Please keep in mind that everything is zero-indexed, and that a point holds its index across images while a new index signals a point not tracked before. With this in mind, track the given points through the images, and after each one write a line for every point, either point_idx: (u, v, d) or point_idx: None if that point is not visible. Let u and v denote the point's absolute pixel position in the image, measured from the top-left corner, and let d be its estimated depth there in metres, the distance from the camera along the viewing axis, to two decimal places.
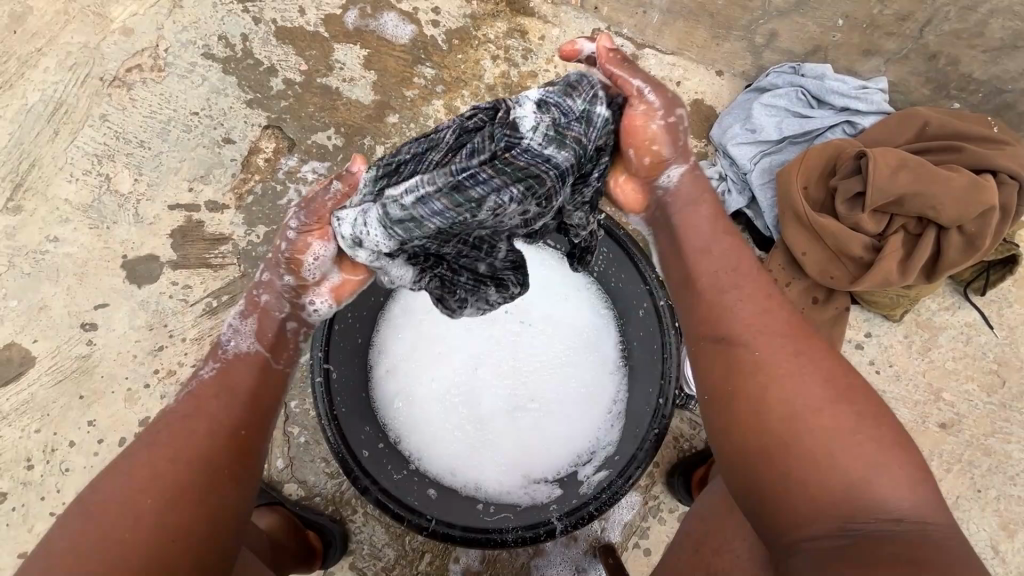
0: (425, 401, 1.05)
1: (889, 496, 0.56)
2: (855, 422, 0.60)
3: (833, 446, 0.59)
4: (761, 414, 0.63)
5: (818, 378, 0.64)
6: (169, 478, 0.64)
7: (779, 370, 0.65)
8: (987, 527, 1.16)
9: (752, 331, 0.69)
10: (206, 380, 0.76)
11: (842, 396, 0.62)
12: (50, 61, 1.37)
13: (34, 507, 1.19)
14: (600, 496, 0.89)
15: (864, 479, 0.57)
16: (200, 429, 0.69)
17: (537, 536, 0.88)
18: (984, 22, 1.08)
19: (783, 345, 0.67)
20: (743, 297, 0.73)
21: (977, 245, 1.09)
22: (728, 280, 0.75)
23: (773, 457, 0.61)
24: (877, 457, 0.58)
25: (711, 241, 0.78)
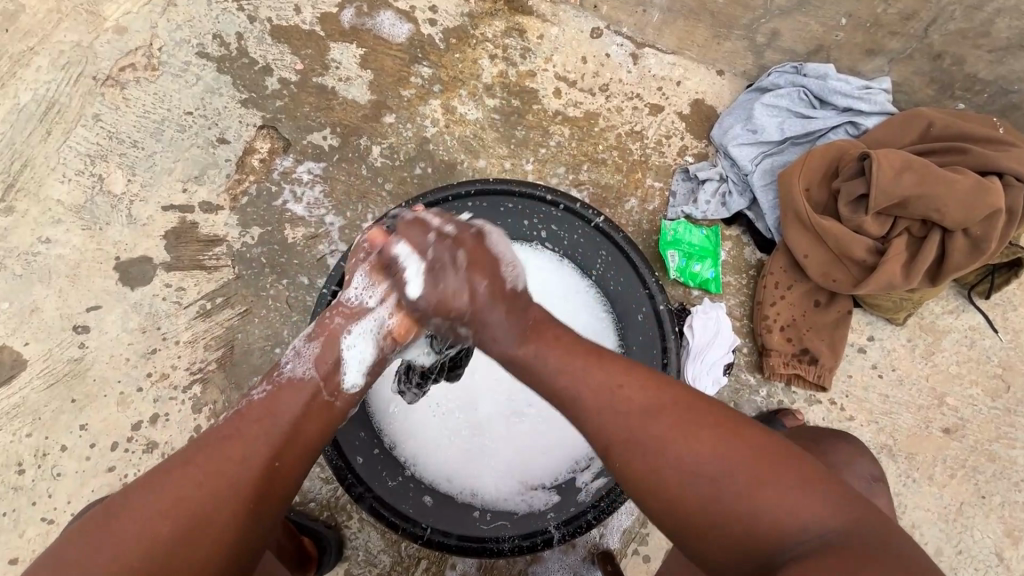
0: (420, 406, 1.01)
1: (794, 518, 0.59)
2: (738, 462, 0.63)
3: (733, 499, 0.62)
4: (667, 501, 0.65)
5: (689, 433, 0.65)
6: (193, 504, 0.65)
7: (653, 455, 0.66)
8: (991, 534, 1.14)
9: (616, 423, 0.69)
10: (256, 400, 0.74)
11: (713, 435, 0.65)
12: (43, 59, 1.35)
13: (25, 512, 1.17)
14: (598, 505, 0.95)
15: (769, 514, 0.60)
16: (236, 455, 0.69)
17: (534, 544, 0.93)
18: (990, 21, 1.06)
19: (648, 407, 0.68)
20: (592, 396, 0.71)
21: (983, 248, 1.07)
22: (585, 373, 0.72)
23: (695, 530, 0.63)
24: (769, 489, 0.61)
25: (562, 366, 0.74)
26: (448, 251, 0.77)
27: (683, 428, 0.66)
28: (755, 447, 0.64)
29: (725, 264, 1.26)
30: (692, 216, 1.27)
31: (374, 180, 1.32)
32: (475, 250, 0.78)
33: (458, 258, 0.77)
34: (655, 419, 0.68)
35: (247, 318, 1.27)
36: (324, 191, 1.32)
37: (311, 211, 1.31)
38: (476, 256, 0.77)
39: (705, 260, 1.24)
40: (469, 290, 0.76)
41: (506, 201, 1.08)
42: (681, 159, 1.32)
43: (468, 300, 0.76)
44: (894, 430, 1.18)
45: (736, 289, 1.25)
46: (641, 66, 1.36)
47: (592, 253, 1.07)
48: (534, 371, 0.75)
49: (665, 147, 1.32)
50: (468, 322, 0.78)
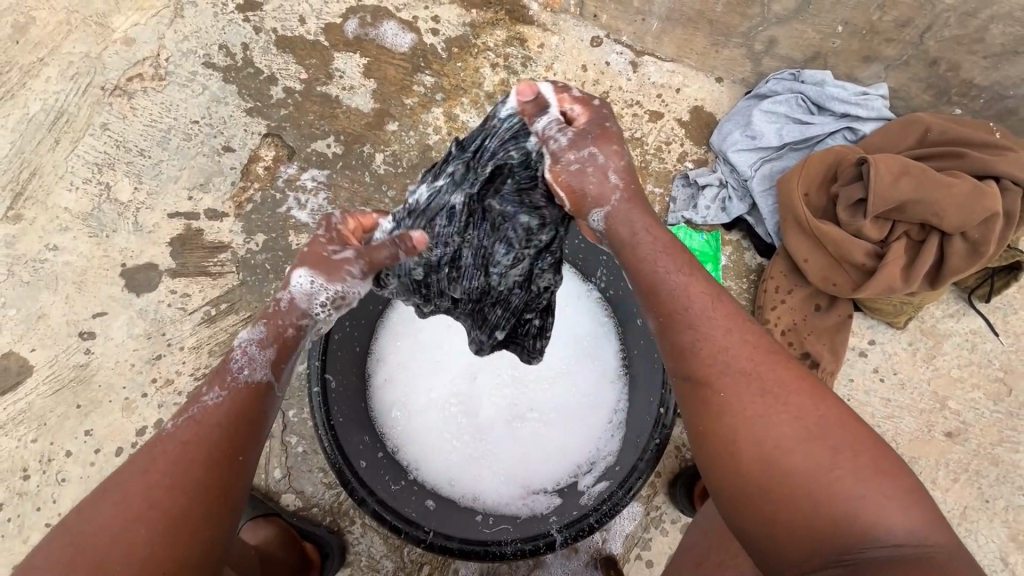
0: (424, 411, 1.04)
1: (893, 519, 0.53)
2: (846, 446, 0.57)
3: (825, 479, 0.56)
4: (746, 457, 0.60)
5: (801, 399, 0.61)
6: (160, 517, 0.57)
7: (747, 404, 0.61)
8: (996, 538, 1.14)
9: (727, 360, 0.64)
10: (208, 406, 0.63)
11: (824, 407, 0.60)
12: (52, 70, 1.38)
13: (29, 518, 1.18)
14: (600, 508, 0.88)
15: (861, 507, 0.54)
16: (197, 459, 0.60)
17: (536, 548, 0.87)
18: (985, 28, 1.08)
19: (750, 357, 0.64)
20: (709, 322, 0.65)
21: (982, 251, 1.07)
22: (703, 299, 0.67)
23: (765, 489, 0.58)
24: (874, 484, 0.55)
25: (687, 287, 0.67)
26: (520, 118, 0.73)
27: (797, 394, 0.61)
28: (871, 442, 0.58)
29: (725, 269, 1.27)
30: (692, 221, 1.28)
31: (377, 187, 1.34)
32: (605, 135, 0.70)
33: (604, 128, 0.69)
34: (770, 369, 0.63)
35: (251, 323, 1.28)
36: (328, 199, 1.34)
37: (314, 217, 1.33)
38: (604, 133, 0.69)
39: (705, 265, 1.25)
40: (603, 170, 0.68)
41: None
42: (681, 165, 1.33)
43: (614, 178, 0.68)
44: (896, 434, 1.18)
45: (737, 293, 1.26)
46: (640, 74, 1.38)
47: (592, 260, 1.04)
48: (654, 274, 0.67)
49: (665, 153, 1.33)
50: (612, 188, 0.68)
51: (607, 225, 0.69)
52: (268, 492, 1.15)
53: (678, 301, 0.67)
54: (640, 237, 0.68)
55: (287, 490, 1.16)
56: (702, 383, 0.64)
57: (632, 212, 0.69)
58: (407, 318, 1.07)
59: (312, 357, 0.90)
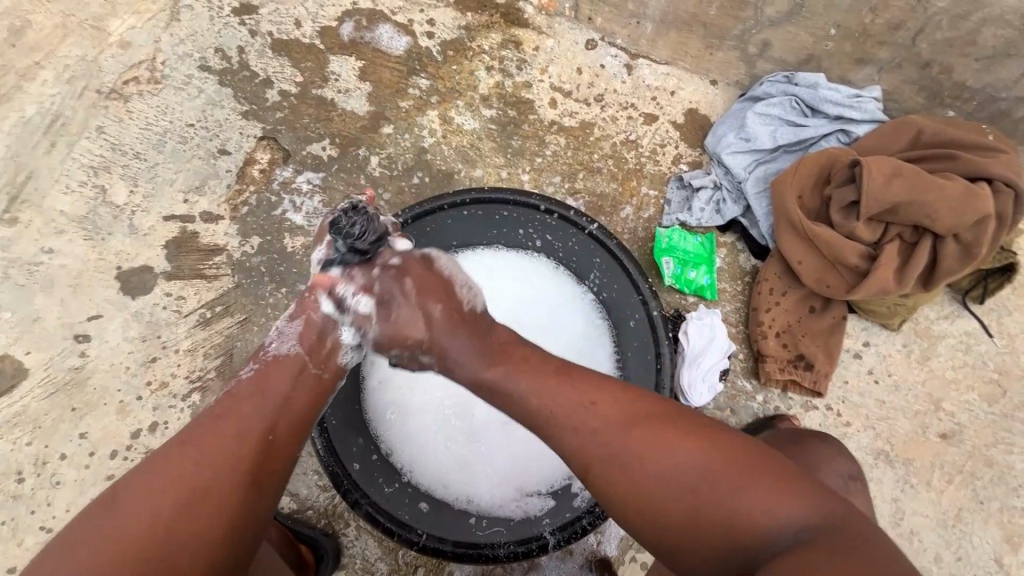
0: (418, 413, 1.03)
1: (774, 513, 0.60)
2: (712, 466, 0.64)
3: (707, 501, 0.62)
4: (644, 512, 0.66)
5: (662, 443, 0.67)
6: (195, 478, 0.66)
7: (624, 468, 0.68)
8: (990, 540, 1.14)
9: (591, 440, 0.71)
10: (246, 379, 0.77)
11: (679, 442, 0.67)
12: (48, 74, 1.38)
13: (23, 521, 1.17)
14: (593, 510, 0.96)
15: (746, 513, 0.60)
16: (231, 430, 0.70)
17: (530, 551, 0.94)
18: (976, 30, 1.08)
19: (609, 425, 0.71)
20: (564, 416, 0.73)
21: (975, 253, 1.08)
22: (551, 389, 0.75)
23: (673, 535, 0.64)
24: (748, 489, 0.61)
25: (540, 394, 0.75)
26: (397, 282, 0.84)
27: (659, 437, 0.68)
28: (731, 448, 0.65)
29: (720, 271, 1.27)
30: (686, 223, 1.28)
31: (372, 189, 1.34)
32: (420, 282, 0.86)
33: (406, 290, 0.84)
34: (628, 429, 0.69)
35: (246, 326, 1.28)
36: (323, 201, 1.34)
37: (310, 220, 1.33)
38: (423, 282, 0.85)
39: (700, 267, 1.25)
40: (423, 318, 0.84)
41: (501, 210, 1.09)
42: (675, 168, 1.33)
43: (425, 326, 0.83)
44: (890, 435, 1.18)
45: (732, 295, 1.26)
46: (635, 76, 1.38)
47: (586, 261, 1.09)
48: (510, 395, 0.77)
49: (660, 156, 1.33)
50: (427, 349, 0.84)
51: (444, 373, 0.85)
52: None
53: (535, 406, 0.75)
54: (480, 372, 0.80)
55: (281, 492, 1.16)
56: (588, 469, 0.71)
57: (461, 346, 0.82)
58: None
59: None
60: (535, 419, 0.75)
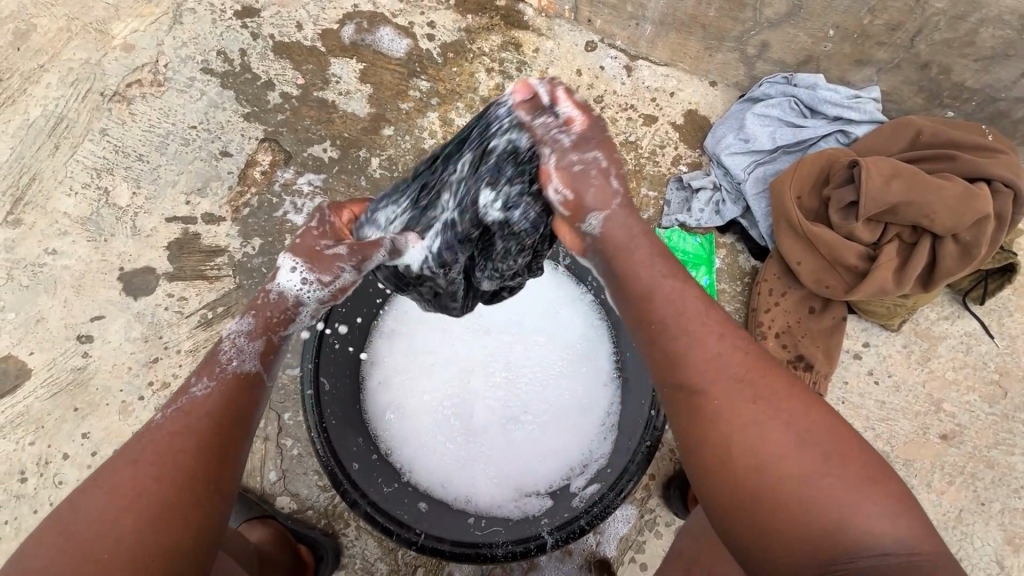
0: (419, 413, 1.04)
1: (883, 523, 0.52)
2: (839, 451, 0.56)
3: (816, 481, 0.54)
4: (735, 460, 0.58)
5: (793, 403, 0.59)
6: (149, 504, 0.58)
7: (742, 405, 0.59)
8: (991, 541, 1.13)
9: (714, 361, 0.61)
10: (198, 397, 0.64)
11: (811, 415, 0.58)
12: (52, 77, 1.39)
13: (27, 520, 1.18)
14: (591, 510, 0.88)
15: (855, 511, 0.52)
16: (187, 448, 0.61)
17: (527, 551, 0.87)
18: (975, 31, 1.08)
19: (738, 360, 0.62)
20: (692, 326, 0.63)
21: (975, 254, 1.08)
22: (694, 301, 0.65)
23: (755, 500, 0.56)
24: (864, 487, 0.54)
25: (675, 296, 0.65)
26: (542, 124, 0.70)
27: (793, 393, 0.60)
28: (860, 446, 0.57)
29: (719, 271, 1.27)
30: (686, 224, 1.28)
31: (373, 192, 1.35)
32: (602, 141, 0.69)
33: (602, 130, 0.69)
34: (761, 375, 0.61)
35: None
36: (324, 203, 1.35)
37: None
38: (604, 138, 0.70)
39: (699, 268, 1.25)
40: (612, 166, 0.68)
41: None
42: (675, 168, 1.33)
43: (605, 165, 0.68)
44: (891, 437, 1.18)
45: (731, 296, 1.26)
46: (634, 78, 1.39)
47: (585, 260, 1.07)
48: (640, 284, 0.66)
49: (659, 157, 1.34)
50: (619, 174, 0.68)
51: (599, 230, 0.69)
52: (262, 495, 1.16)
53: (658, 303, 0.65)
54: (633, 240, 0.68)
55: (282, 492, 1.16)
56: (693, 388, 0.62)
57: (626, 216, 0.69)
58: (403, 320, 1.08)
59: (305, 359, 0.90)
60: (652, 316, 0.65)
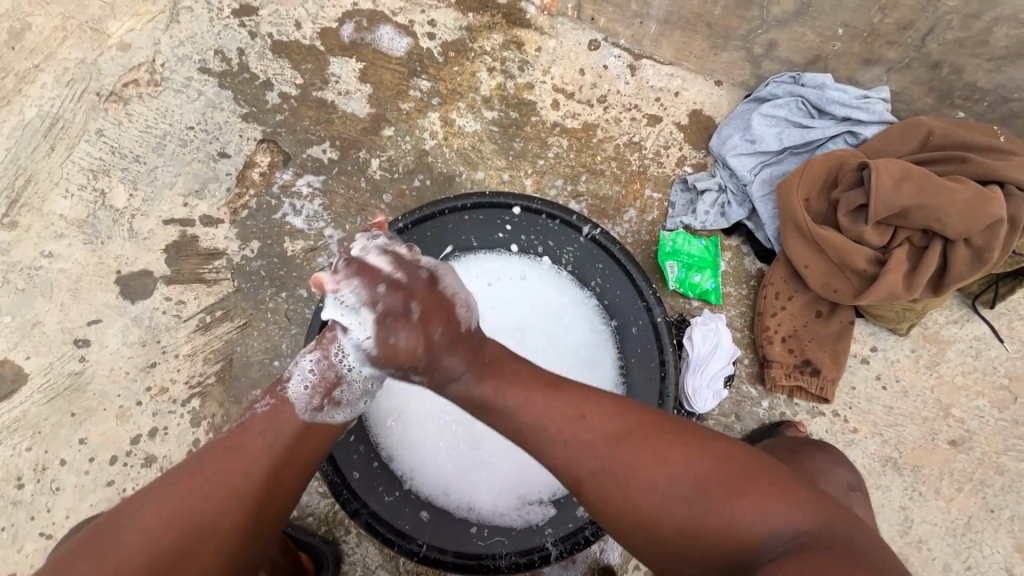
0: (418, 420, 1.01)
1: (761, 519, 0.62)
2: (704, 470, 0.66)
3: (702, 508, 0.64)
4: (636, 522, 0.67)
5: (653, 457, 0.67)
6: (196, 522, 0.65)
7: (619, 481, 0.68)
8: (1001, 549, 1.12)
9: (582, 455, 0.70)
10: (259, 415, 0.74)
11: (674, 453, 0.67)
12: (47, 77, 1.37)
13: (23, 527, 1.17)
14: (596, 522, 0.94)
15: (736, 518, 0.63)
16: (238, 468, 0.68)
17: (531, 562, 0.93)
18: (988, 30, 1.06)
19: (597, 445, 0.70)
20: (550, 433, 0.72)
21: (987, 258, 1.06)
22: (540, 399, 0.74)
23: (667, 545, 0.66)
24: (734, 492, 0.64)
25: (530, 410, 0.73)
26: (400, 300, 0.76)
27: (645, 447, 0.68)
28: (717, 454, 0.67)
29: (725, 274, 1.25)
30: (691, 226, 1.26)
31: (373, 193, 1.33)
32: (427, 300, 0.77)
33: (416, 283, 0.78)
34: (616, 447, 0.69)
35: (246, 331, 1.27)
36: (323, 205, 1.33)
37: (310, 223, 1.32)
38: (430, 302, 0.77)
39: (705, 271, 1.23)
40: (426, 340, 0.76)
41: (502, 215, 1.08)
42: (679, 170, 1.31)
43: (423, 349, 0.76)
44: (899, 442, 1.16)
45: (737, 300, 1.24)
46: (638, 77, 1.36)
47: (589, 265, 1.07)
48: (503, 412, 0.75)
49: (664, 158, 1.32)
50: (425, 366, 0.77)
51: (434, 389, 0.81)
52: None
53: (523, 424, 0.74)
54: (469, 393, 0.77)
55: None
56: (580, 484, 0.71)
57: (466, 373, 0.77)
58: None
59: None
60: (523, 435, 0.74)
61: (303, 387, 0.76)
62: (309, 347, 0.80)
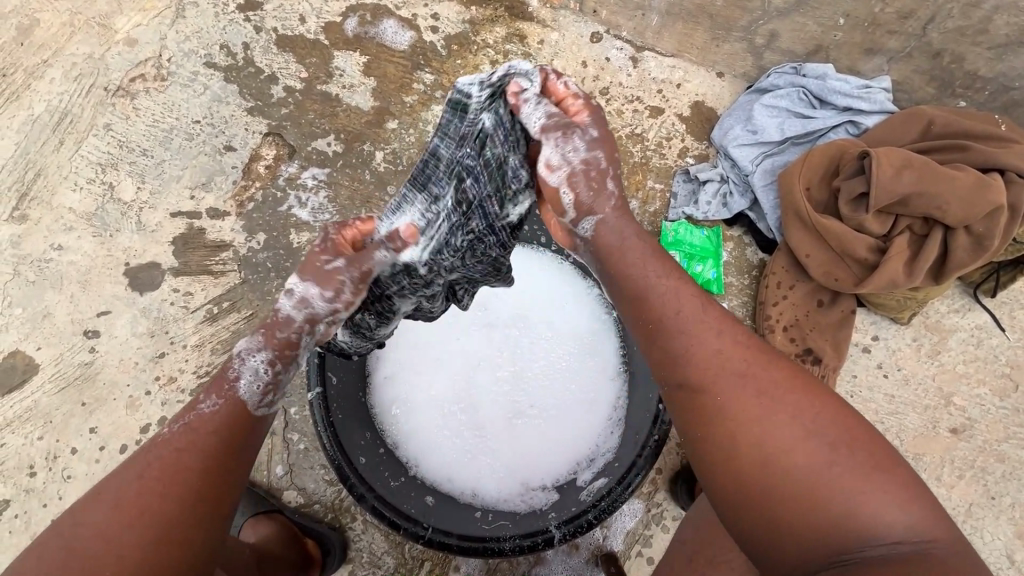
0: (424, 409, 1.03)
1: (890, 513, 0.53)
2: (846, 436, 0.57)
3: (828, 474, 0.55)
4: (745, 457, 0.58)
5: (796, 398, 0.59)
6: (160, 524, 0.58)
7: (745, 405, 0.60)
8: (1002, 536, 1.13)
9: (716, 359, 0.63)
10: (207, 416, 0.64)
11: (818, 407, 0.58)
12: (56, 72, 1.39)
13: (36, 514, 1.19)
14: (599, 504, 0.90)
15: (860, 501, 0.53)
16: (193, 465, 0.61)
17: (535, 545, 0.89)
18: (988, 19, 1.06)
19: (739, 359, 0.62)
20: (689, 328, 0.65)
21: (987, 245, 1.06)
22: (693, 300, 0.67)
23: (759, 500, 0.57)
24: (870, 471, 0.54)
25: (678, 299, 0.67)
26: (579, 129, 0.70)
27: (795, 386, 0.60)
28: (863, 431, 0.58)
29: (726, 265, 1.26)
30: (693, 217, 1.27)
31: (377, 186, 1.35)
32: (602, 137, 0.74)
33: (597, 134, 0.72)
34: (763, 367, 0.62)
35: (253, 322, 1.29)
36: (328, 197, 1.34)
37: (315, 216, 1.33)
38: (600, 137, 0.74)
39: (706, 261, 1.24)
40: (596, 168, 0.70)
41: None
42: (681, 161, 1.32)
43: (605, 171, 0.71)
44: (900, 431, 1.17)
45: (739, 290, 1.25)
46: (640, 69, 1.37)
47: None
48: (649, 297, 0.68)
49: (666, 149, 1.32)
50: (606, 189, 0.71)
51: (595, 233, 0.72)
52: (269, 489, 1.16)
53: (662, 310, 0.66)
54: (628, 242, 0.70)
55: (288, 487, 1.16)
56: (700, 386, 0.62)
57: (621, 221, 0.71)
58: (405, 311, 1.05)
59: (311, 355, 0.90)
60: (658, 324, 0.66)
61: (257, 387, 0.66)
62: (249, 341, 0.68)
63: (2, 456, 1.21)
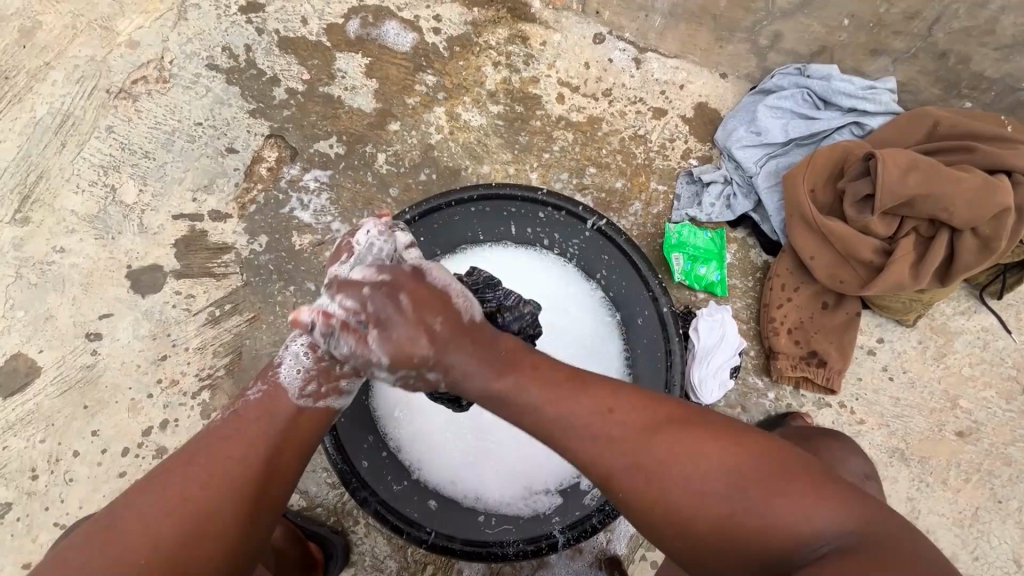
0: (424, 411, 1.01)
1: (802, 518, 0.55)
2: (738, 464, 0.59)
3: (741, 505, 0.57)
4: (676, 518, 0.60)
5: (683, 449, 0.61)
6: (202, 500, 0.62)
7: (651, 472, 0.61)
8: (1009, 540, 1.12)
9: (607, 451, 0.64)
10: (252, 402, 0.72)
11: (702, 446, 0.61)
12: (58, 74, 1.39)
13: (38, 518, 1.19)
14: (605, 509, 0.95)
15: (778, 522, 0.55)
16: (237, 453, 0.66)
17: (539, 548, 0.93)
18: (995, 19, 1.05)
19: (624, 440, 0.63)
20: (577, 428, 0.65)
21: (994, 247, 1.05)
22: (564, 393, 0.67)
23: (704, 552, 0.59)
24: (771, 492, 0.57)
25: (553, 403, 0.66)
26: (389, 302, 0.70)
27: (676, 436, 0.62)
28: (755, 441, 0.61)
29: (730, 267, 1.25)
30: (696, 219, 1.27)
31: (379, 187, 1.34)
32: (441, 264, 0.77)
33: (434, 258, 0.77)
34: (643, 441, 0.63)
35: (255, 324, 1.28)
36: (330, 199, 1.34)
37: (317, 218, 1.33)
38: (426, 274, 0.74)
39: (710, 263, 1.23)
40: (424, 332, 0.70)
41: (507, 205, 1.08)
42: (685, 162, 1.32)
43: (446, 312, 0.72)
44: (906, 434, 1.16)
45: (743, 292, 1.24)
46: (643, 71, 1.37)
47: (594, 257, 1.08)
48: (527, 406, 0.67)
49: (669, 151, 1.32)
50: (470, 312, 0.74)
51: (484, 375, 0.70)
52: None
53: (542, 414, 0.67)
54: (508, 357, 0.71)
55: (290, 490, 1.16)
56: (609, 479, 0.63)
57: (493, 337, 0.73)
58: None
59: None
60: (546, 429, 0.67)
61: (297, 371, 0.74)
62: (300, 332, 0.78)
63: (4, 458, 1.21)
